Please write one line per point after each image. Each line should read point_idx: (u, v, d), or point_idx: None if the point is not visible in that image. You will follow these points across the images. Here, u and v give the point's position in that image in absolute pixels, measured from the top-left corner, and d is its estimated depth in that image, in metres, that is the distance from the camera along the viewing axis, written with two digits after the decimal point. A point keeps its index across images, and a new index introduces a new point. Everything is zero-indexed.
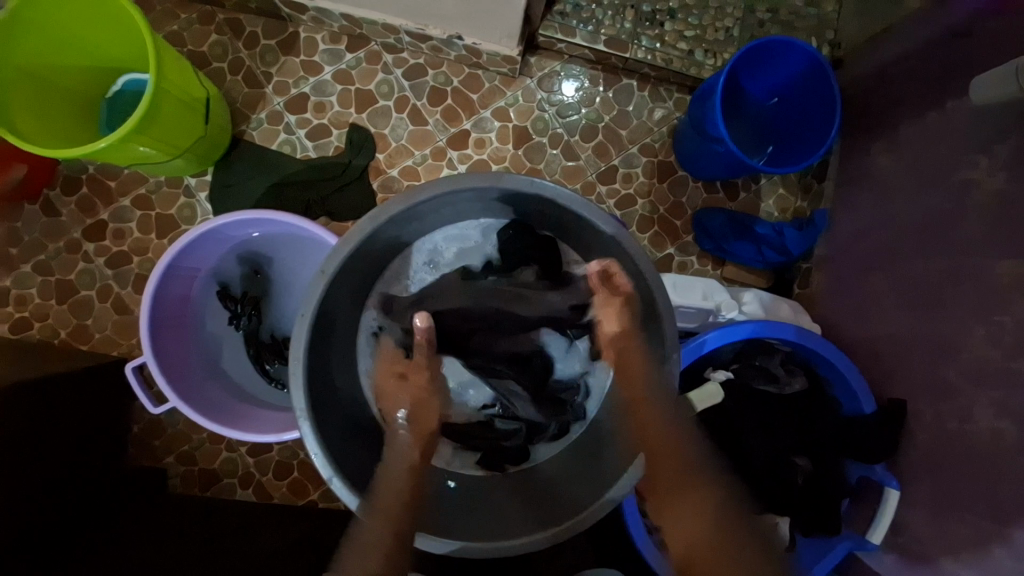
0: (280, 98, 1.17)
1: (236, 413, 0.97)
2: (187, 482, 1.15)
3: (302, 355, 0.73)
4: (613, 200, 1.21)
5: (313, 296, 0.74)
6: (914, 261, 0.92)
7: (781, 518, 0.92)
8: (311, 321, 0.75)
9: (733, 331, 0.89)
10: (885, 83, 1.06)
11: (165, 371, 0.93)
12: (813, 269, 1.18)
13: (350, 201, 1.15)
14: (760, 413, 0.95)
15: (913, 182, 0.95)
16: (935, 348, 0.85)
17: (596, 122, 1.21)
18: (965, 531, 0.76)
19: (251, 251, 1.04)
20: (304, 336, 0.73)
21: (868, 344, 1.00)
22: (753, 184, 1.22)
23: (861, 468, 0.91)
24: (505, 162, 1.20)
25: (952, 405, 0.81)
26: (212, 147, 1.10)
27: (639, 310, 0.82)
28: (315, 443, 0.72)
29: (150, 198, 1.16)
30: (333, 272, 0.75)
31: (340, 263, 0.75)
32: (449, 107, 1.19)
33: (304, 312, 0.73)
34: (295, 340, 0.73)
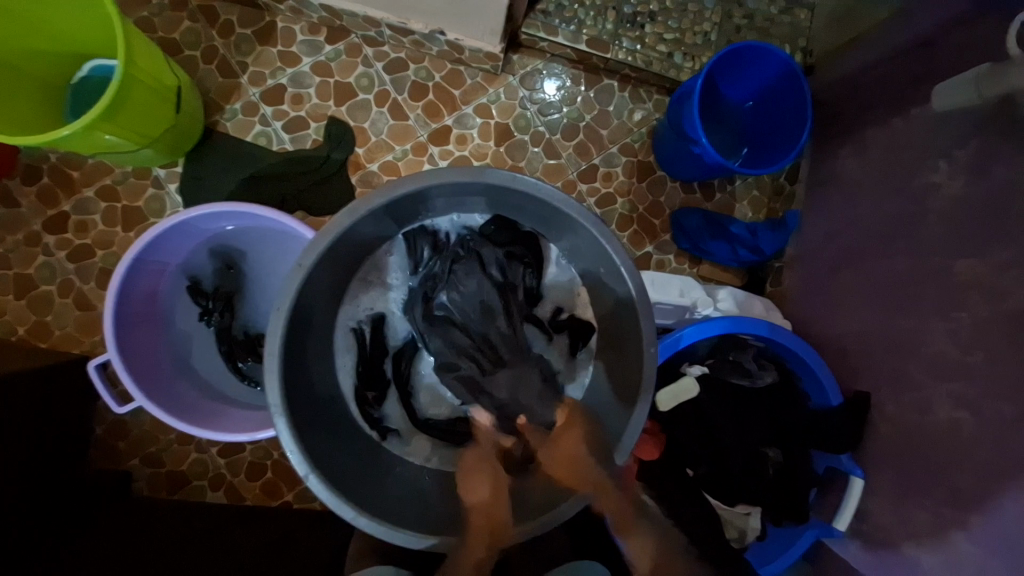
0: (256, 89, 1.14)
1: (207, 412, 0.94)
2: (153, 485, 1.11)
3: (278, 350, 0.71)
4: (594, 198, 1.23)
5: (288, 290, 0.72)
6: (879, 261, 0.96)
7: (752, 508, 0.95)
8: (287, 316, 0.73)
9: (708, 326, 0.91)
10: (854, 90, 1.10)
11: (130, 368, 0.89)
12: (784, 269, 1.22)
13: (328, 195, 1.12)
14: (734, 406, 0.97)
15: (878, 185, 1.00)
16: (898, 344, 0.89)
17: (577, 121, 1.23)
18: (926, 519, 0.79)
19: (224, 245, 1.01)
20: (280, 331, 0.72)
21: (836, 341, 1.03)
22: (728, 185, 1.25)
23: (827, 458, 0.95)
24: (486, 159, 1.20)
25: (914, 398, 0.85)
26: (183, 138, 1.06)
27: (619, 306, 0.83)
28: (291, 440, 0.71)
29: (116, 189, 1.12)
30: (310, 266, 0.74)
31: (317, 256, 0.74)
32: (430, 102, 1.18)
33: (279, 306, 0.72)
34: (270, 335, 0.71)
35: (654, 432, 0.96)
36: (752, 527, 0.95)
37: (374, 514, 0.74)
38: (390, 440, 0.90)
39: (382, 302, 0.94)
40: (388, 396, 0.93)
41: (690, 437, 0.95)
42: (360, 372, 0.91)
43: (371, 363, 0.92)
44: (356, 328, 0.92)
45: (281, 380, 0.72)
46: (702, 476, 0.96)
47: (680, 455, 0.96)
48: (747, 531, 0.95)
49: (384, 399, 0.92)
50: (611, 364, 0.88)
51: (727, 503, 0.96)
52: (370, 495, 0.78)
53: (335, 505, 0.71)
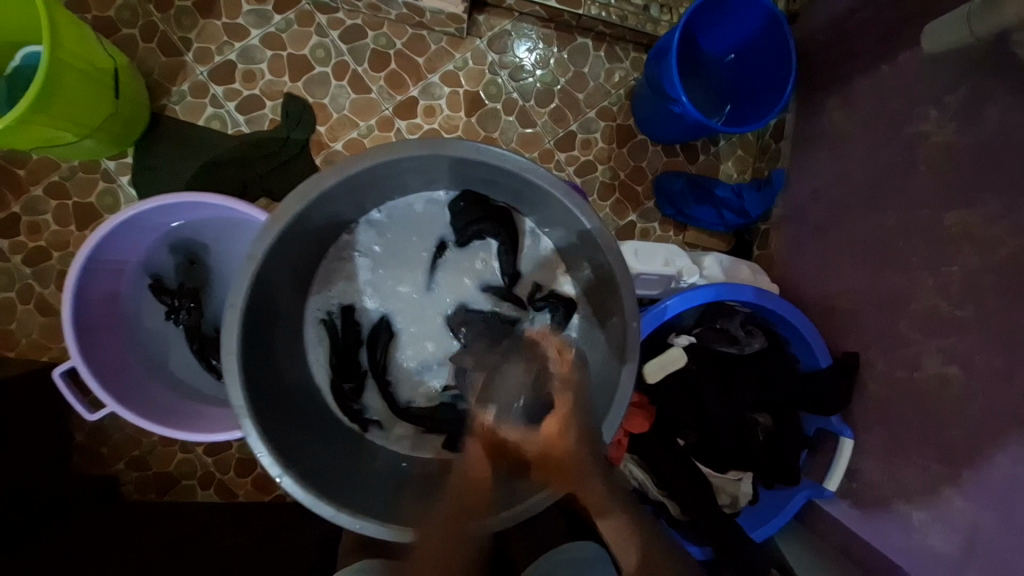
0: (203, 68, 1.06)
1: (182, 412, 0.90)
2: (141, 488, 1.08)
3: (236, 349, 0.67)
4: (573, 167, 1.18)
5: (241, 286, 0.68)
6: (867, 216, 0.93)
7: (744, 474, 0.95)
8: (243, 313, 0.69)
9: (693, 296, 0.88)
10: (839, 35, 1.04)
11: (95, 375, 0.85)
12: (771, 230, 1.18)
13: (292, 179, 1.06)
14: (722, 374, 0.95)
15: (866, 137, 0.96)
16: (887, 301, 0.87)
17: (552, 85, 1.16)
18: (918, 475, 0.79)
19: (183, 238, 0.96)
20: (236, 329, 0.68)
21: (824, 301, 1.01)
22: (713, 146, 1.22)
23: (817, 420, 0.94)
24: (458, 131, 1.13)
25: (903, 355, 0.83)
26: (129, 126, 0.99)
27: (599, 279, 0.80)
28: (261, 442, 0.68)
29: (65, 185, 1.04)
30: (263, 257, 0.69)
31: (271, 247, 0.70)
32: (393, 72, 1.11)
33: (232, 303, 0.67)
34: (226, 334, 0.67)
35: (642, 404, 0.95)
36: (743, 492, 0.94)
37: (357, 509, 0.72)
38: (373, 431, 0.87)
39: (351, 291, 0.89)
40: (367, 386, 0.90)
41: (679, 407, 0.94)
42: (335, 364, 0.88)
43: (344, 354, 0.88)
44: (326, 319, 0.88)
45: (244, 381, 0.68)
46: (692, 445, 0.95)
47: (668, 425, 0.95)
48: (740, 496, 0.94)
49: (363, 390, 0.89)
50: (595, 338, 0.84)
51: (718, 469, 0.95)
52: (352, 491, 0.76)
53: (312, 502, 0.69)
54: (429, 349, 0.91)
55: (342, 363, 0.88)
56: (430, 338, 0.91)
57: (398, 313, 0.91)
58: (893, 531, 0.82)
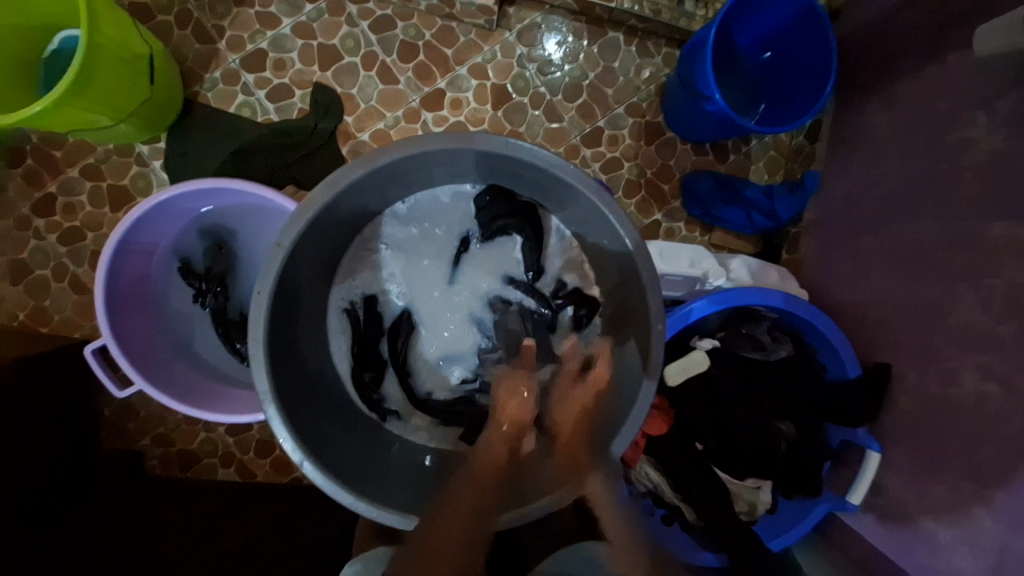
0: (236, 56, 1.07)
1: (207, 394, 0.92)
2: (165, 463, 1.10)
3: (262, 336, 0.68)
4: (599, 164, 1.16)
5: (269, 275, 0.68)
6: (904, 223, 0.90)
7: (762, 482, 0.91)
8: (270, 301, 0.70)
9: (720, 299, 0.85)
10: (883, 35, 1.00)
11: (127, 353, 0.87)
12: (801, 234, 1.15)
13: (319, 169, 1.07)
14: (745, 381, 0.92)
15: (907, 142, 0.92)
16: (921, 313, 0.84)
17: (581, 79, 1.15)
18: (946, 494, 0.77)
19: (212, 223, 0.97)
20: (263, 316, 0.68)
21: (854, 310, 0.98)
22: (743, 146, 1.18)
23: (843, 431, 0.90)
24: (484, 124, 1.12)
25: (937, 370, 0.80)
26: (163, 111, 1.00)
27: (622, 280, 0.79)
28: (284, 429, 0.69)
29: (100, 167, 1.07)
30: (290, 246, 0.70)
31: (298, 236, 0.70)
32: (421, 63, 1.11)
33: (259, 291, 0.68)
34: (252, 321, 0.68)
35: (661, 406, 0.94)
36: (762, 501, 0.91)
37: (375, 498, 0.72)
38: (391, 421, 0.88)
39: (373, 282, 0.90)
40: (386, 376, 0.90)
41: (699, 412, 0.92)
42: (356, 353, 0.88)
43: (366, 344, 0.89)
44: (349, 308, 0.89)
45: (269, 369, 0.69)
46: (711, 451, 0.93)
47: (687, 429, 0.93)
48: (757, 504, 0.91)
49: (382, 380, 0.90)
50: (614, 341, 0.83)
51: (738, 477, 0.92)
52: (371, 480, 0.76)
53: (333, 490, 0.70)
54: (450, 341, 0.90)
55: (362, 353, 0.88)
56: (451, 331, 0.90)
57: (422, 306, 0.91)
58: (917, 550, 0.80)
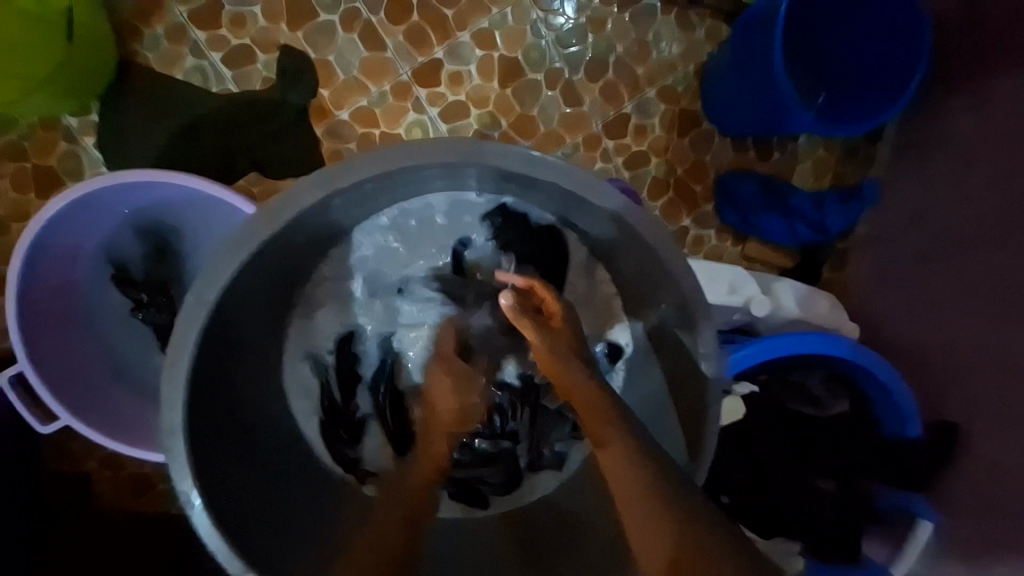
0: (182, 7, 0.86)
1: (150, 427, 0.77)
2: (115, 490, 0.94)
3: (180, 425, 0.52)
4: (623, 158, 0.98)
5: (186, 341, 0.51)
6: (990, 256, 0.75)
7: (794, 545, 0.80)
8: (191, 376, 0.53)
9: (770, 347, 0.72)
10: (980, 17, 0.81)
11: (48, 381, 0.72)
12: (850, 252, 0.99)
13: (287, 153, 0.88)
14: (793, 439, 0.79)
15: (1003, 156, 0.76)
16: (1003, 368, 0.71)
17: (606, 54, 0.95)
18: None
19: (153, 220, 0.80)
20: (180, 396, 0.52)
21: (912, 349, 0.85)
22: (790, 143, 1.00)
23: (892, 494, 0.78)
24: (488, 105, 0.93)
25: (1018, 438, 0.69)
26: (89, 77, 0.80)
27: (666, 320, 0.65)
28: (218, 535, 0.52)
29: (19, 144, 0.87)
30: (217, 300, 0.53)
31: (234, 272, 0.53)
32: (414, 26, 0.90)
33: (173, 361, 0.51)
34: (166, 406, 0.51)
35: None
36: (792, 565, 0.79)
37: None
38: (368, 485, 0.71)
39: (353, 312, 0.75)
40: (367, 432, 0.74)
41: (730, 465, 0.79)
42: (327, 408, 0.73)
43: (333, 396, 0.73)
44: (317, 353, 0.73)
45: (194, 462, 0.53)
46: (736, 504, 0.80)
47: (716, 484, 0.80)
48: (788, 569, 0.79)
49: (361, 439, 0.74)
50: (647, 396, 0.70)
51: (765, 536, 0.80)
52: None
53: None
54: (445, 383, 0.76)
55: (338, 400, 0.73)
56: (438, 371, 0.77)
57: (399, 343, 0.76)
58: None
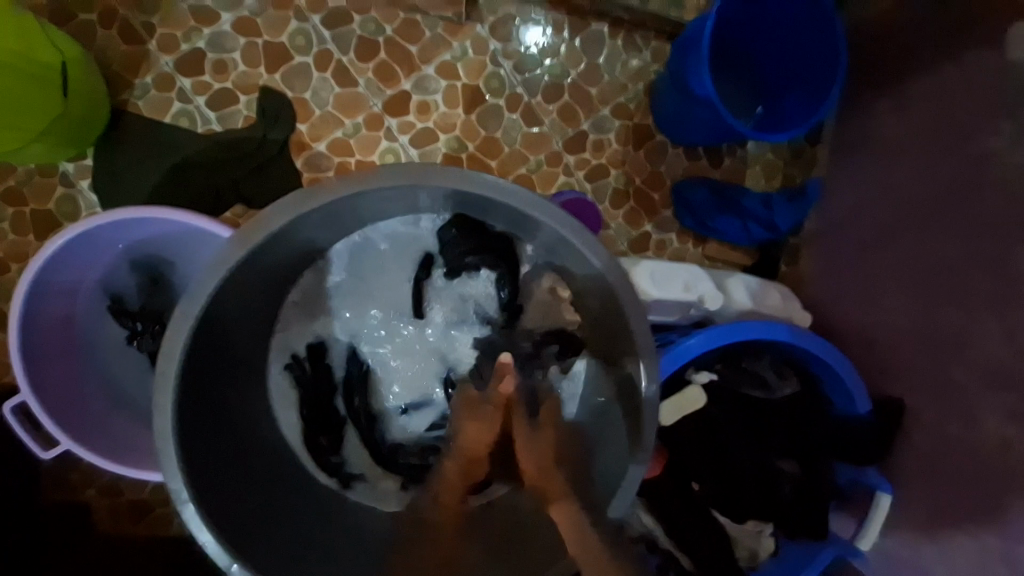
0: (169, 58, 0.94)
1: (147, 449, 0.82)
2: (115, 516, 0.97)
3: (171, 427, 0.56)
4: (583, 172, 1.05)
5: (172, 354, 0.55)
6: (919, 241, 0.82)
7: (764, 526, 0.85)
8: (178, 384, 0.57)
9: (719, 335, 0.77)
10: (891, 27, 0.90)
11: (50, 410, 0.77)
12: (802, 246, 1.05)
13: (270, 185, 0.95)
14: (749, 421, 0.84)
15: (923, 150, 0.84)
16: (938, 343, 0.77)
17: (561, 78, 1.03)
18: (962, 540, 0.71)
19: (145, 255, 0.86)
20: (169, 401, 0.56)
21: (861, 333, 0.91)
22: (740, 149, 1.07)
23: (850, 471, 0.83)
24: (455, 131, 1.01)
25: (956, 406, 0.74)
26: (84, 126, 0.87)
27: (607, 324, 0.69)
28: (205, 527, 0.57)
29: (21, 190, 0.94)
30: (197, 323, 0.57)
31: (209, 299, 0.58)
32: (382, 63, 0.98)
33: (162, 371, 0.55)
34: (157, 412, 0.55)
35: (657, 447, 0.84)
36: (764, 546, 0.85)
37: None
38: (354, 487, 0.77)
39: (325, 326, 0.79)
40: (347, 436, 0.80)
41: (697, 452, 0.84)
42: (307, 416, 0.77)
43: (318, 404, 0.78)
44: (292, 362, 0.78)
45: (184, 465, 0.57)
46: (710, 492, 0.84)
47: (684, 472, 0.84)
48: (760, 551, 0.85)
49: (342, 441, 0.80)
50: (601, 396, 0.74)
51: (738, 520, 0.85)
52: None
53: None
54: (417, 390, 0.81)
55: (314, 411, 0.77)
56: (412, 380, 0.81)
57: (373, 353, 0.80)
58: None
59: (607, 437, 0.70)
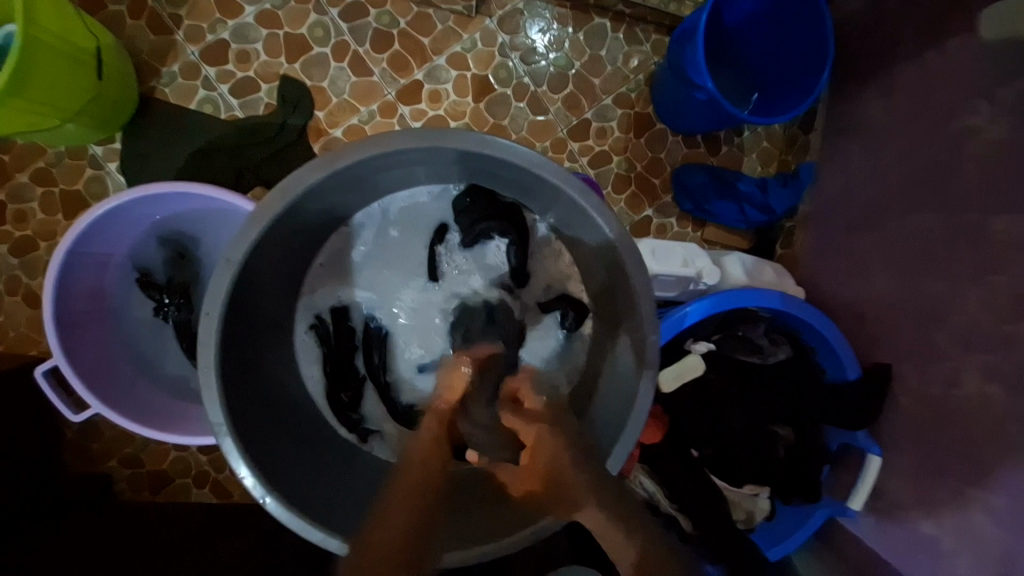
0: (195, 47, 1.00)
1: (173, 414, 0.86)
2: (134, 487, 1.02)
3: (214, 365, 0.61)
4: (587, 158, 1.10)
5: (217, 297, 0.61)
6: (904, 218, 0.86)
7: (761, 489, 0.89)
8: (221, 325, 0.62)
9: (714, 302, 0.82)
10: (878, 19, 0.95)
11: (81, 374, 0.81)
12: (796, 229, 1.11)
13: (289, 168, 1.00)
14: (744, 387, 0.89)
15: (906, 133, 0.88)
16: (923, 312, 0.81)
17: (566, 69, 1.09)
18: (946, 497, 0.75)
19: (171, 231, 0.91)
20: (213, 341, 0.61)
21: (852, 308, 0.95)
22: (736, 137, 1.13)
23: (842, 435, 0.89)
24: (465, 118, 1.06)
25: (940, 370, 0.78)
26: (115, 110, 0.93)
27: (610, 281, 0.73)
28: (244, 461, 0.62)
29: (51, 171, 0.99)
30: (239, 270, 0.62)
31: (250, 249, 0.62)
32: (396, 54, 1.04)
33: (208, 312, 0.60)
34: (202, 349, 0.60)
35: (656, 414, 0.88)
36: (760, 508, 0.89)
37: (347, 531, 0.65)
38: (372, 442, 0.82)
39: (346, 291, 0.85)
40: (365, 394, 0.85)
41: (695, 419, 0.88)
42: (329, 373, 0.83)
43: (339, 361, 0.83)
44: (317, 323, 0.83)
45: (225, 401, 0.62)
46: (706, 457, 0.89)
47: (683, 439, 0.89)
48: (756, 512, 0.89)
49: (361, 399, 0.85)
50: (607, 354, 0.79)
51: (736, 484, 0.90)
52: (339, 508, 0.69)
53: (301, 527, 0.63)
54: (431, 352, 0.86)
55: (336, 369, 0.83)
56: (426, 344, 0.86)
57: (390, 315, 0.86)
58: (917, 556, 0.78)
59: (606, 395, 0.74)
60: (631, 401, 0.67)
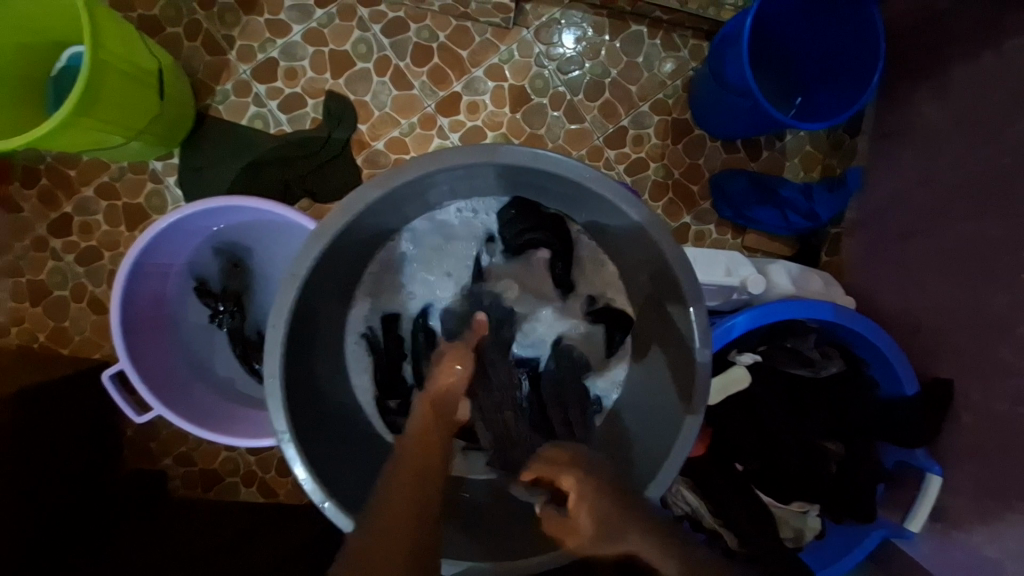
0: (246, 66, 1.04)
1: (229, 417, 0.90)
2: (188, 484, 1.06)
3: (278, 373, 0.63)
4: (623, 165, 1.10)
5: (281, 308, 0.63)
6: (963, 225, 0.82)
7: (810, 506, 0.87)
8: (284, 334, 0.65)
9: (762, 314, 0.80)
10: (931, 18, 0.91)
11: (146, 379, 0.85)
12: (843, 236, 1.07)
13: (334, 180, 1.03)
14: (792, 399, 0.87)
15: (964, 136, 0.84)
16: (986, 324, 0.77)
17: (602, 77, 1.09)
18: (1013, 520, 0.71)
19: (227, 242, 0.95)
20: (276, 350, 0.63)
21: (907, 319, 0.91)
22: (778, 141, 1.10)
23: (897, 453, 0.85)
24: (502, 128, 1.07)
25: (1005, 386, 0.74)
26: (174, 127, 0.98)
27: (659, 290, 0.73)
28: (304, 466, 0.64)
29: (114, 185, 1.05)
30: (301, 284, 0.65)
31: (312, 262, 0.65)
32: (436, 67, 1.06)
33: (273, 323, 0.63)
34: (266, 357, 0.63)
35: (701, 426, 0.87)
36: (810, 526, 0.86)
37: None
38: None
39: (393, 301, 0.87)
40: (412, 401, 0.87)
41: (740, 431, 0.86)
42: (378, 381, 0.85)
43: (387, 369, 0.86)
44: (367, 334, 0.86)
45: (286, 408, 0.64)
46: (752, 471, 0.87)
47: (727, 451, 0.87)
48: (805, 531, 0.86)
49: (408, 406, 0.86)
50: (655, 363, 0.78)
51: (783, 500, 0.87)
52: None
53: None
54: None
55: (383, 377, 0.85)
56: None
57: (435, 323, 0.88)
58: None
59: (657, 406, 0.74)
60: (683, 413, 0.67)
